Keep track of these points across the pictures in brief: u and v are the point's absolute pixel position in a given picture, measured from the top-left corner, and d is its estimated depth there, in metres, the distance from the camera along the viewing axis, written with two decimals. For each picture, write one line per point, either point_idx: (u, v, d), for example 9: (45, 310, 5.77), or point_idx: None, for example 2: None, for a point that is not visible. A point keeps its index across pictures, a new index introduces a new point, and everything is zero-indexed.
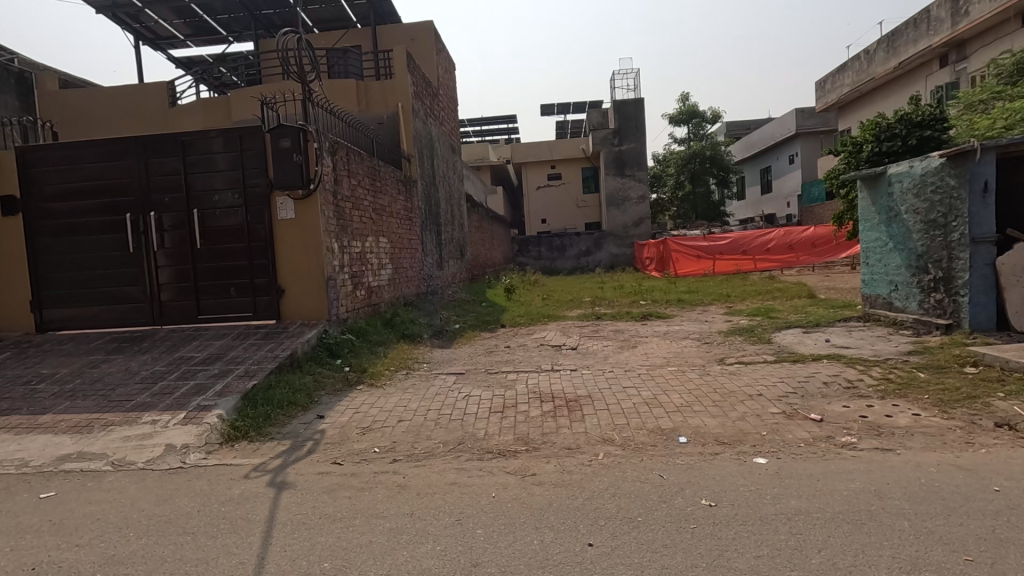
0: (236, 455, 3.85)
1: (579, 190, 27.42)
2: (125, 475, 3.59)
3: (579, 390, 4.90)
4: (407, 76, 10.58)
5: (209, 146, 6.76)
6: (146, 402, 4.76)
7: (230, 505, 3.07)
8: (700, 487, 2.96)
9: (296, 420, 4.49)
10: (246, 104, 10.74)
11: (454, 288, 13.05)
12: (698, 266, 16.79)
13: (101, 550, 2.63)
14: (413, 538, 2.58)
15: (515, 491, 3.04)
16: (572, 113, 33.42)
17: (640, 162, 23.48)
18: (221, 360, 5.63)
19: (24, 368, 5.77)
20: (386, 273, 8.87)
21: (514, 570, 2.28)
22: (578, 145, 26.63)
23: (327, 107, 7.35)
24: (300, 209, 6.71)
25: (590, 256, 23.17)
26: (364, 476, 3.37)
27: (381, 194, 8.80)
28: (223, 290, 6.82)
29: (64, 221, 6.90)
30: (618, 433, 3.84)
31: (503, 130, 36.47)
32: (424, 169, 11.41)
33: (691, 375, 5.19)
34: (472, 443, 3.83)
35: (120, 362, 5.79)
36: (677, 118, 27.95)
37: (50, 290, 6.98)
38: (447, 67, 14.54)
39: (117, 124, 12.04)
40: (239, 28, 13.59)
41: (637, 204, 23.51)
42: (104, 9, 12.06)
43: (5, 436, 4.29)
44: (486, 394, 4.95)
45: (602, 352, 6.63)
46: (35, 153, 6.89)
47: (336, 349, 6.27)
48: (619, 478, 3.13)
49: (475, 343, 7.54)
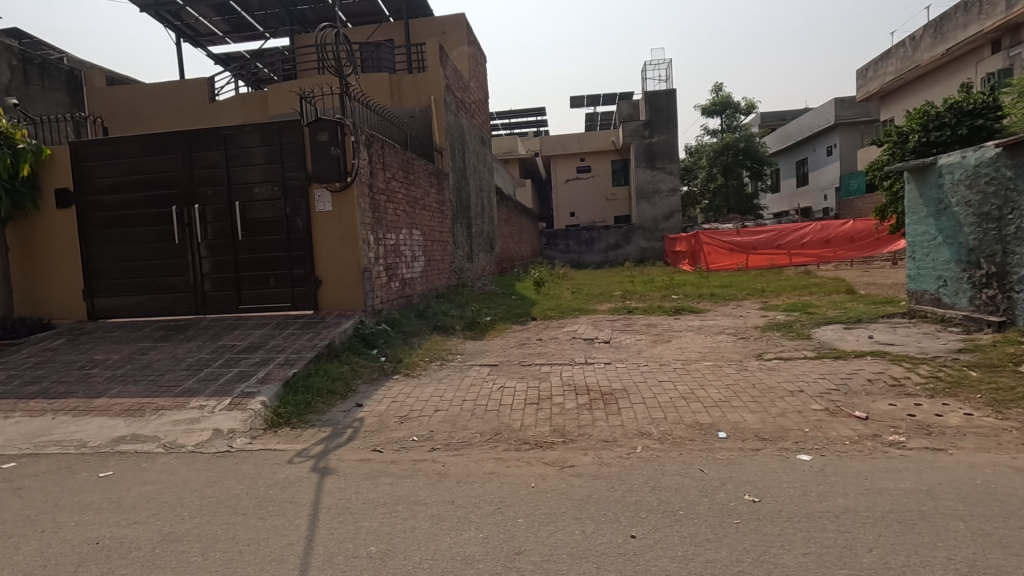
0: (280, 441, 3.97)
1: (608, 182, 27.15)
2: (176, 457, 3.75)
3: (614, 383, 4.89)
4: (440, 69, 10.62)
5: (248, 141, 6.92)
6: (193, 387, 4.95)
7: (275, 489, 3.17)
8: (742, 482, 2.93)
9: (336, 408, 4.59)
10: (283, 99, 10.95)
11: (484, 280, 13.13)
12: (730, 260, 16.50)
13: (158, 528, 2.75)
14: (456, 525, 2.63)
15: (554, 482, 3.06)
16: (602, 105, 33.09)
17: (672, 155, 23.11)
18: (262, 349, 5.79)
19: (78, 354, 6.04)
20: (419, 265, 8.98)
21: (557, 560, 2.29)
22: (609, 138, 26.28)
23: (363, 100, 7.46)
24: (338, 201, 6.83)
25: (620, 250, 22.95)
26: (403, 464, 3.43)
27: (414, 187, 8.89)
28: (263, 281, 6.99)
29: (112, 213, 7.18)
30: (656, 427, 3.82)
31: (531, 123, 36.22)
32: (455, 163, 11.49)
33: (728, 370, 5.11)
34: (509, 433, 3.87)
35: (167, 349, 6.01)
36: (710, 109, 27.46)
37: (100, 280, 7.28)
38: (479, 59, 14.53)
39: (158, 119, 12.43)
40: (276, 23, 13.82)
41: (668, 197, 23.15)
42: (146, 7, 12.48)
43: (64, 418, 4.52)
44: (521, 385, 4.99)
45: (636, 346, 6.58)
46: (86, 148, 7.17)
47: (371, 340, 6.38)
48: (658, 471, 3.13)
49: (508, 336, 7.58)
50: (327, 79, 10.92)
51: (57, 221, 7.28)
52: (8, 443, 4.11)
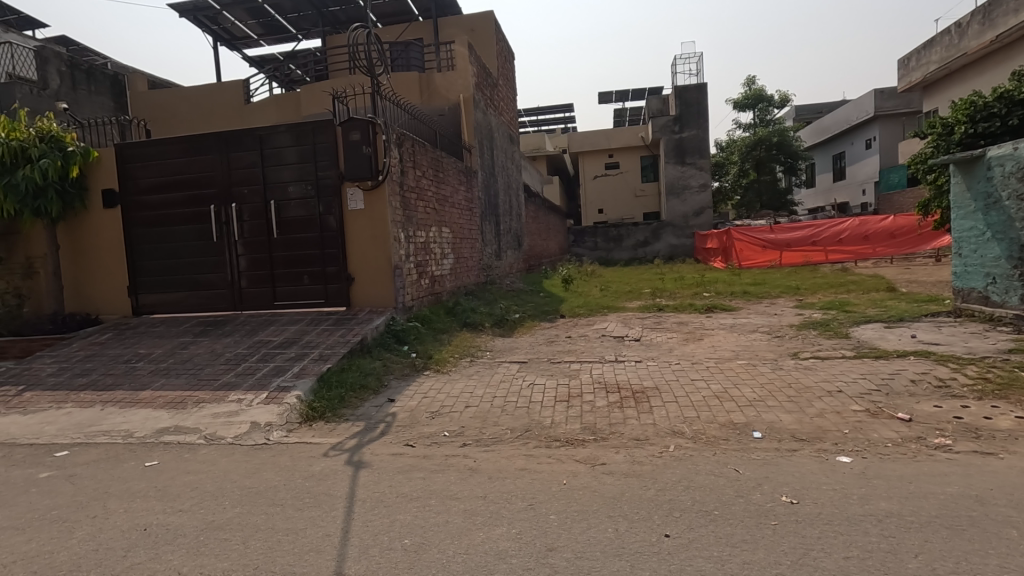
0: (315, 434, 4.06)
1: (637, 179, 26.85)
2: (216, 449, 3.87)
3: (645, 382, 4.83)
4: (469, 67, 10.66)
5: (282, 141, 7.07)
6: (231, 381, 5.10)
7: (312, 481, 3.24)
8: (779, 483, 2.87)
9: (368, 403, 4.67)
10: (315, 99, 11.15)
11: (512, 278, 13.15)
12: (763, 258, 16.12)
13: (202, 516, 2.85)
14: (488, 521, 2.65)
15: (586, 480, 3.05)
16: (631, 100, 32.72)
17: (702, 150, 22.71)
18: (297, 344, 5.93)
19: (124, 348, 6.30)
20: (448, 263, 9.04)
21: (590, 557, 2.29)
22: (637, 133, 26.05)
23: (394, 99, 7.56)
24: (369, 199, 6.94)
25: (649, 247, 22.68)
26: (435, 459, 3.47)
27: (443, 184, 8.95)
28: (297, 278, 7.15)
29: (154, 212, 7.43)
30: (688, 426, 3.77)
31: (559, 120, 36.06)
32: (484, 160, 11.52)
33: (763, 369, 5.01)
34: (539, 430, 3.87)
35: (206, 344, 6.20)
36: (742, 103, 26.89)
37: (143, 277, 7.55)
38: (507, 56, 14.53)
39: (196, 121, 12.80)
40: (308, 25, 14.06)
41: (698, 193, 22.77)
42: (185, 13, 12.88)
43: (111, 409, 4.71)
44: (551, 382, 4.99)
45: (667, 344, 6.50)
46: (130, 150, 7.44)
47: (402, 336, 6.47)
48: (691, 471, 3.09)
49: (536, 333, 7.57)
50: (358, 79, 11.09)
51: (104, 220, 7.58)
52: (61, 433, 4.31)
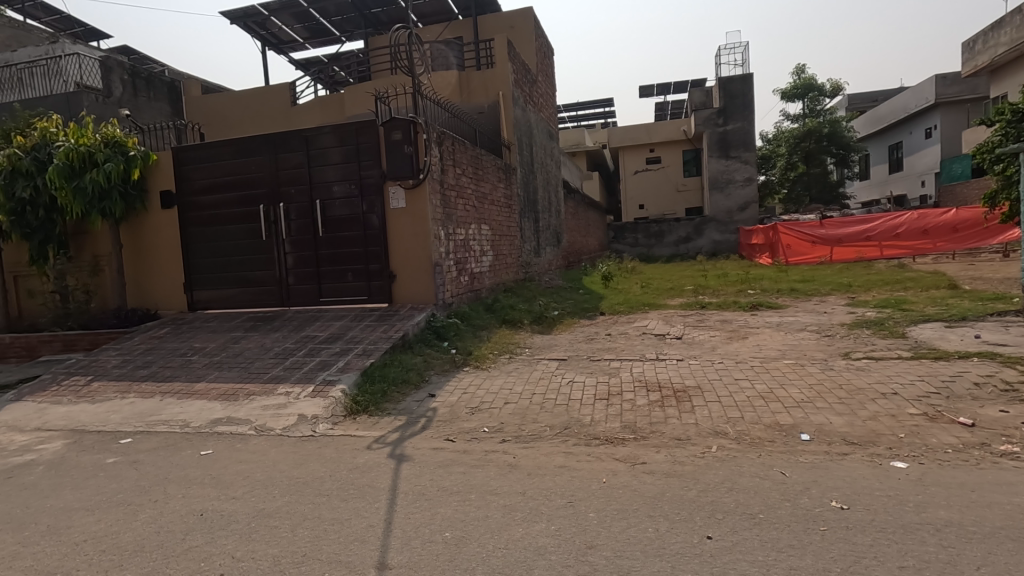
0: (359, 427, 4.17)
1: (679, 173, 26.29)
2: (266, 440, 4.03)
3: (687, 381, 4.74)
4: (508, 65, 10.68)
5: (327, 141, 7.26)
6: (280, 374, 5.30)
7: (356, 473, 3.33)
8: (827, 487, 2.78)
9: (410, 398, 4.76)
10: (359, 100, 11.41)
11: (551, 275, 13.13)
12: (812, 254, 15.61)
13: (253, 504, 2.98)
14: (528, 516, 2.66)
15: (625, 478, 3.03)
16: (673, 93, 32.04)
17: (748, 143, 22.02)
18: (342, 339, 6.09)
19: (181, 342, 6.62)
20: (487, 260, 9.11)
21: (630, 556, 2.27)
22: (679, 126, 25.51)
23: (434, 98, 7.65)
24: (410, 198, 7.06)
25: (691, 243, 22.19)
26: (475, 454, 3.51)
27: (483, 182, 9.02)
28: (342, 275, 7.34)
29: (207, 212, 7.77)
30: (733, 427, 3.68)
31: (598, 115, 35.67)
32: (523, 157, 11.52)
33: (812, 369, 4.84)
34: (579, 428, 3.86)
35: (256, 339, 6.45)
36: (791, 93, 25.98)
37: (198, 274, 7.92)
38: (546, 52, 14.48)
39: (245, 123, 13.28)
40: (351, 27, 14.37)
41: (743, 187, 22.11)
42: (235, 19, 13.40)
43: (170, 399, 4.97)
44: (590, 380, 4.96)
45: (709, 342, 6.35)
46: (185, 152, 7.79)
47: (442, 332, 6.55)
48: (735, 472, 3.02)
49: (576, 330, 7.54)
50: (400, 79, 11.27)
51: (162, 220, 7.98)
52: (125, 421, 4.58)
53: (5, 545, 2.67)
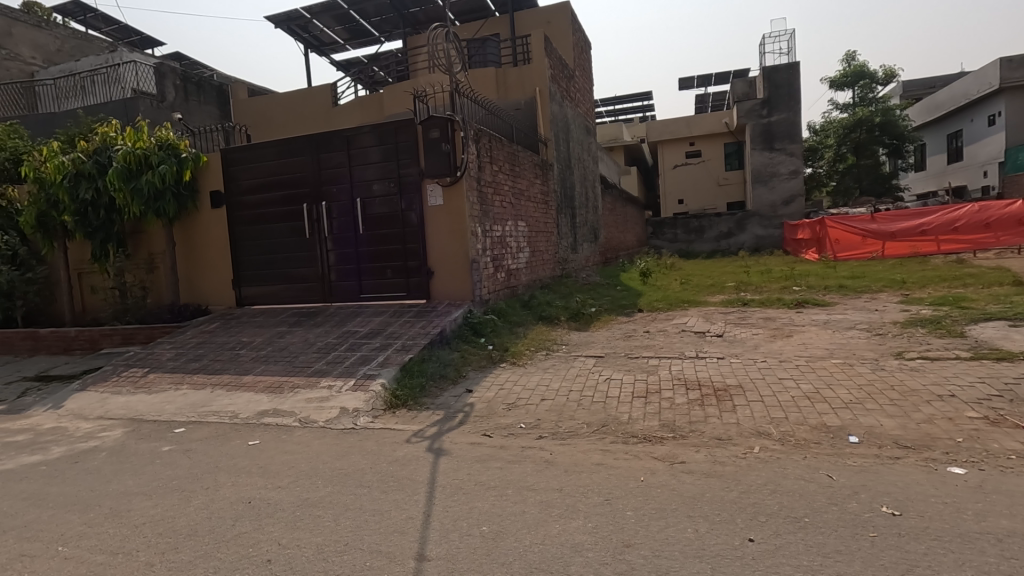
0: (398, 421, 4.26)
1: (721, 167, 25.63)
2: (310, 431, 4.16)
3: (728, 379, 4.64)
4: (545, 60, 10.65)
5: (367, 141, 7.40)
6: (322, 368, 5.45)
7: (396, 465, 3.41)
8: (878, 492, 2.67)
9: (447, 393, 4.83)
10: (398, 99, 11.59)
11: (589, 271, 13.03)
12: (864, 249, 14.99)
13: (298, 493, 3.08)
14: (565, 513, 2.66)
15: (664, 478, 2.98)
16: (714, 85, 31.23)
17: (793, 134, 21.27)
18: (381, 335, 6.21)
19: (230, 336, 6.90)
20: (524, 256, 9.12)
21: (669, 556, 2.24)
22: (721, 119, 24.89)
23: (471, 96, 7.69)
24: (448, 195, 7.13)
25: (733, 238, 21.63)
26: (512, 450, 3.53)
27: (520, 178, 9.02)
28: (382, 272, 7.49)
29: (254, 211, 8.05)
30: (776, 427, 3.58)
31: (636, 109, 35.12)
32: (559, 153, 11.47)
33: (861, 369, 4.65)
34: (616, 426, 3.83)
35: (300, 333, 6.65)
36: (839, 82, 25.07)
37: (245, 271, 8.22)
38: (584, 47, 14.35)
39: (288, 124, 13.65)
40: (390, 28, 14.59)
41: (788, 180, 21.39)
42: (280, 23, 13.80)
43: (220, 391, 5.19)
44: (628, 378, 4.90)
45: (752, 340, 6.18)
46: (233, 154, 8.08)
47: (479, 328, 6.60)
48: (779, 474, 2.93)
49: (613, 327, 7.47)
50: (437, 78, 11.37)
51: (212, 219, 8.32)
52: (179, 412, 4.81)
53: (73, 525, 2.85)
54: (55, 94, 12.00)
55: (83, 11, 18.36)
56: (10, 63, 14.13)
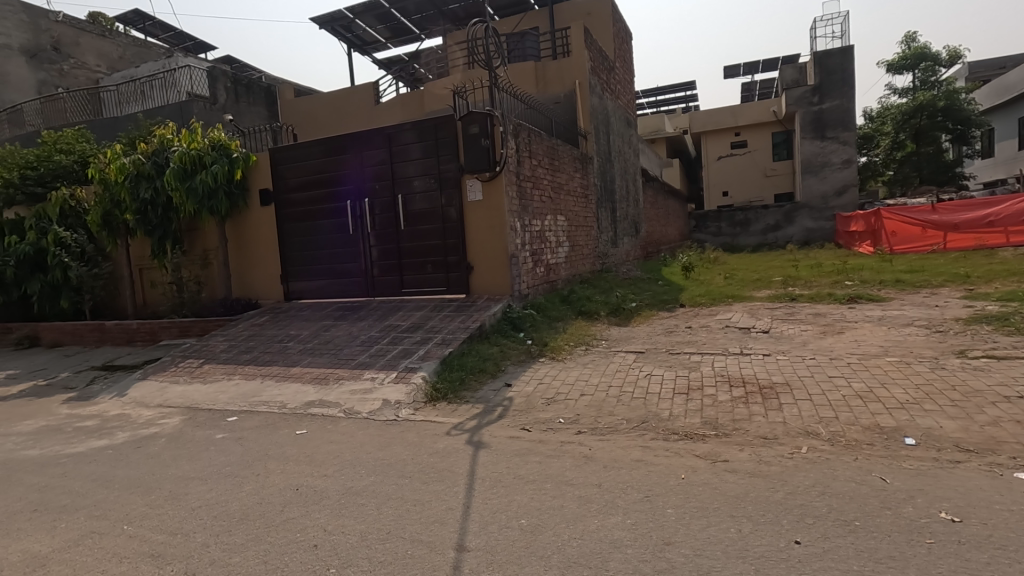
0: (438, 414, 4.33)
1: (768, 157, 24.78)
2: (354, 422, 4.28)
3: (774, 376, 4.51)
4: (585, 52, 10.52)
5: (407, 138, 7.51)
6: (366, 361, 5.59)
7: (436, 457, 3.47)
8: (936, 497, 2.54)
9: (487, 386, 4.86)
10: (438, 96, 11.70)
11: (629, 265, 12.85)
12: (923, 242, 14.21)
13: (343, 482, 3.18)
14: (603, 509, 2.65)
15: (705, 476, 2.93)
16: (761, 72, 30.16)
17: (847, 121, 20.31)
18: (422, 329, 6.31)
19: (279, 329, 7.15)
20: (563, 251, 9.08)
21: (710, 556, 2.20)
22: (768, 107, 24.02)
23: (510, 91, 7.68)
24: (487, 190, 7.16)
25: (780, 231, 20.91)
26: (551, 444, 3.53)
27: (559, 172, 8.97)
28: (422, 267, 7.61)
29: (300, 208, 8.30)
30: (825, 427, 3.45)
31: (679, 99, 34.30)
32: (600, 146, 11.34)
33: (919, 368, 4.42)
34: (656, 422, 3.77)
35: (345, 327, 6.84)
36: (898, 64, 23.84)
37: (292, 267, 8.49)
38: (625, 37, 14.10)
39: (332, 123, 13.95)
40: (430, 25, 14.73)
41: (841, 170, 20.50)
42: (324, 24, 14.15)
43: (270, 382, 5.40)
44: (669, 373, 4.82)
45: (800, 337, 5.97)
46: (281, 153, 8.35)
47: (518, 323, 6.62)
48: (827, 475, 2.83)
49: (654, 322, 7.36)
50: (477, 73, 11.42)
51: (261, 217, 8.63)
52: (232, 401, 5.04)
53: (137, 505, 3.03)
54: (117, 99, 12.63)
55: (142, 19, 19.29)
56: (78, 71, 15.03)
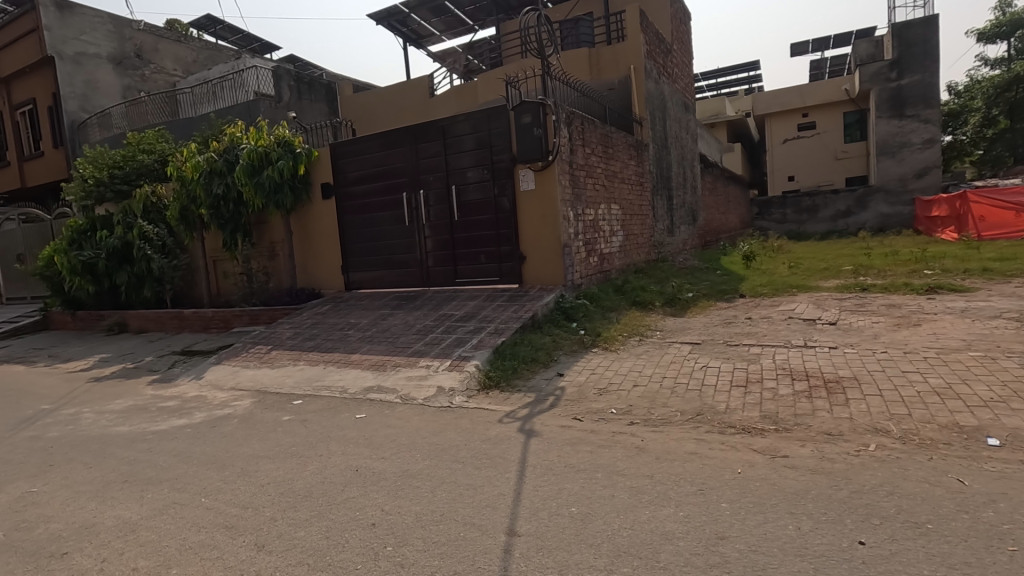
0: (491, 401, 4.40)
1: (838, 139, 23.37)
2: (410, 407, 4.42)
3: (841, 370, 4.29)
4: (640, 35, 10.25)
5: (461, 129, 7.60)
6: (421, 349, 5.74)
7: (489, 444, 3.53)
8: (1021, 503, 2.36)
9: (539, 376, 4.89)
10: (492, 87, 11.76)
11: (686, 255, 12.49)
12: (1016, 227, 12.94)
13: (399, 465, 3.29)
14: (655, 500, 2.63)
15: (763, 472, 2.84)
16: (832, 48, 28.39)
17: (929, 97, 18.79)
18: (476, 318, 6.40)
19: (340, 317, 7.45)
20: (618, 240, 8.95)
21: (765, 552, 2.15)
22: (840, 85, 22.62)
23: (563, 79, 7.62)
24: (540, 179, 7.14)
25: (852, 218, 19.71)
26: (602, 434, 3.52)
27: (613, 160, 8.82)
28: (476, 257, 7.70)
29: (359, 201, 8.57)
30: (896, 424, 3.27)
31: (741, 80, 32.82)
32: (656, 132, 11.05)
33: (1005, 364, 4.08)
34: (712, 415, 3.68)
35: (401, 316, 7.03)
36: (989, 33, 21.91)
37: (352, 258, 8.80)
38: (682, 18, 13.62)
39: (389, 117, 14.26)
40: (483, 15, 14.76)
41: (921, 150, 19.05)
42: (381, 20, 14.47)
43: (331, 367, 5.65)
44: (727, 366, 4.68)
45: (871, 329, 5.64)
46: (340, 148, 8.64)
47: (571, 313, 6.59)
48: (898, 475, 2.68)
49: (712, 313, 7.15)
50: (530, 62, 11.39)
51: (322, 210, 8.97)
52: (297, 385, 5.31)
53: (213, 480, 3.27)
54: (193, 100, 13.48)
55: (213, 24, 20.36)
56: (157, 75, 16.08)
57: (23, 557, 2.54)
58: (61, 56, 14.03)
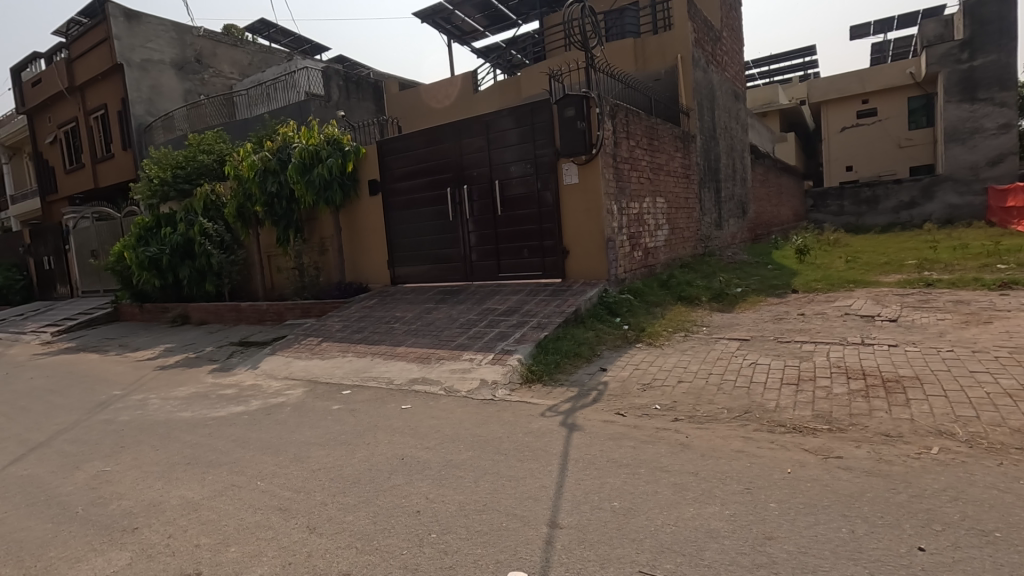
0: (533, 395, 4.42)
1: (901, 125, 22.11)
2: (453, 399, 4.50)
3: (901, 369, 4.08)
4: (687, 23, 9.98)
5: (504, 124, 7.62)
6: (464, 342, 5.82)
7: (531, 436, 3.55)
8: None
9: (582, 370, 4.87)
10: (535, 81, 11.72)
11: (735, 249, 12.13)
12: None
13: (442, 455, 3.35)
14: (700, 497, 2.58)
15: (816, 472, 2.74)
16: (895, 29, 26.84)
17: (1005, 79, 17.49)
18: (518, 312, 6.44)
19: (387, 311, 7.63)
20: (663, 234, 8.78)
21: (815, 554, 2.08)
22: (904, 69, 21.36)
23: (607, 71, 7.51)
24: (584, 173, 7.08)
25: (916, 209, 18.61)
26: (645, 430, 3.48)
27: (658, 152, 8.65)
28: (519, 251, 7.73)
29: (405, 196, 8.73)
30: (962, 426, 3.09)
31: (796, 67, 31.46)
32: (704, 123, 10.76)
33: None
34: (761, 413, 3.58)
35: (445, 310, 7.14)
36: None
37: (398, 252, 8.98)
38: (732, 5, 13.18)
39: (433, 113, 14.42)
40: (527, 9, 14.71)
41: (995, 136, 17.77)
42: (426, 17, 14.64)
43: (378, 359, 5.80)
44: (777, 363, 4.54)
45: (936, 326, 5.34)
46: (387, 145, 8.82)
47: (615, 308, 6.53)
48: (963, 480, 2.54)
49: (761, 308, 6.94)
50: (574, 55, 11.29)
51: (370, 206, 9.19)
52: (346, 376, 5.49)
53: (268, 464, 3.43)
54: (248, 101, 14.05)
55: (267, 28, 21.12)
56: (215, 79, 16.85)
57: (99, 529, 2.75)
58: (129, 63, 14.87)
